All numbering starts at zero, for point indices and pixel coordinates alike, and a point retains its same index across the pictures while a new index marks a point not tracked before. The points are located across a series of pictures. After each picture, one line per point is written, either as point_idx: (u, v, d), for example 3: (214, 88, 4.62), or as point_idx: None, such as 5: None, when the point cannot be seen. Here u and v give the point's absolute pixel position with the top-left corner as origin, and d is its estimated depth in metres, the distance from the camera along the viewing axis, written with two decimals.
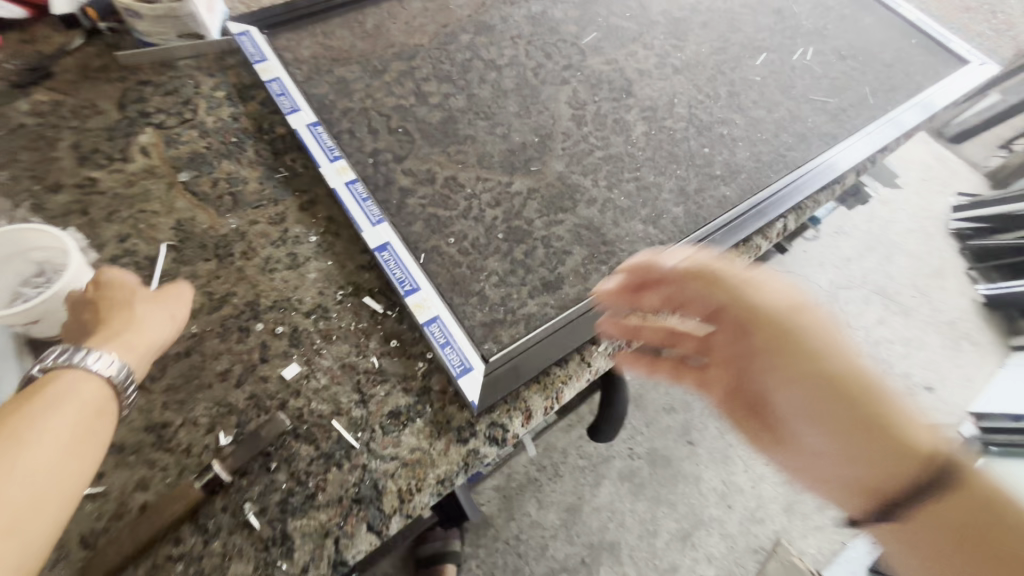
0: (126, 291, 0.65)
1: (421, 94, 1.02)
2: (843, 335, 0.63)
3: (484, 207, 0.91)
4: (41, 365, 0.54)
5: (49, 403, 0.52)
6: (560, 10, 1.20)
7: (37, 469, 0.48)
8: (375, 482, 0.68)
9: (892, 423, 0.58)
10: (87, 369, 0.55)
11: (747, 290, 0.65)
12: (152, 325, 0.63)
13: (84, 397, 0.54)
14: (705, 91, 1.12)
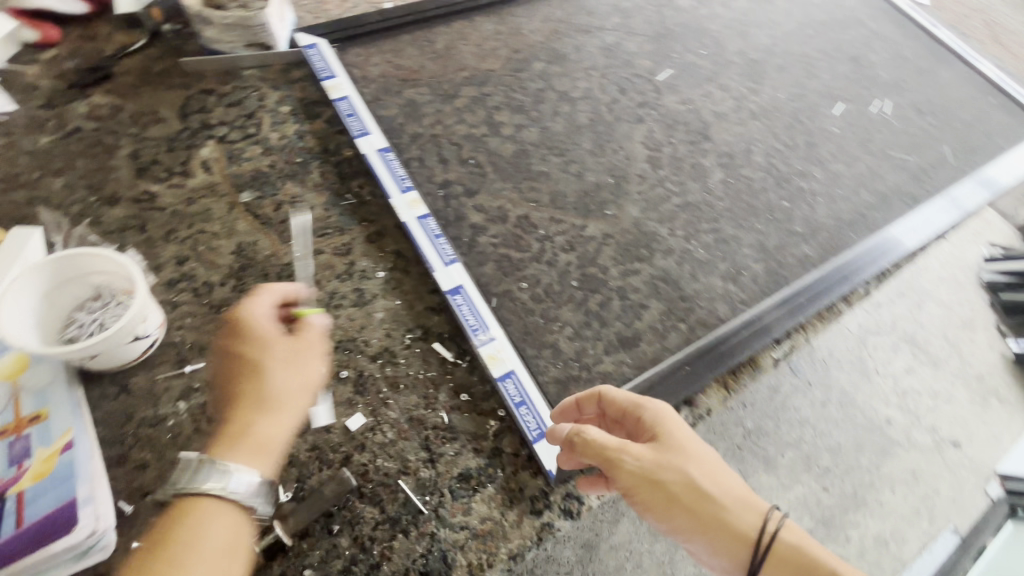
0: (267, 366, 0.58)
1: (493, 123, 0.98)
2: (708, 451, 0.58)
3: (557, 251, 0.86)
4: (178, 489, 0.52)
5: (185, 544, 0.50)
6: (634, 43, 1.15)
7: None
8: (443, 554, 0.63)
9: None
10: (218, 498, 0.52)
11: (681, 449, 0.57)
12: (287, 399, 0.57)
13: (216, 535, 0.51)
14: (782, 140, 1.08)
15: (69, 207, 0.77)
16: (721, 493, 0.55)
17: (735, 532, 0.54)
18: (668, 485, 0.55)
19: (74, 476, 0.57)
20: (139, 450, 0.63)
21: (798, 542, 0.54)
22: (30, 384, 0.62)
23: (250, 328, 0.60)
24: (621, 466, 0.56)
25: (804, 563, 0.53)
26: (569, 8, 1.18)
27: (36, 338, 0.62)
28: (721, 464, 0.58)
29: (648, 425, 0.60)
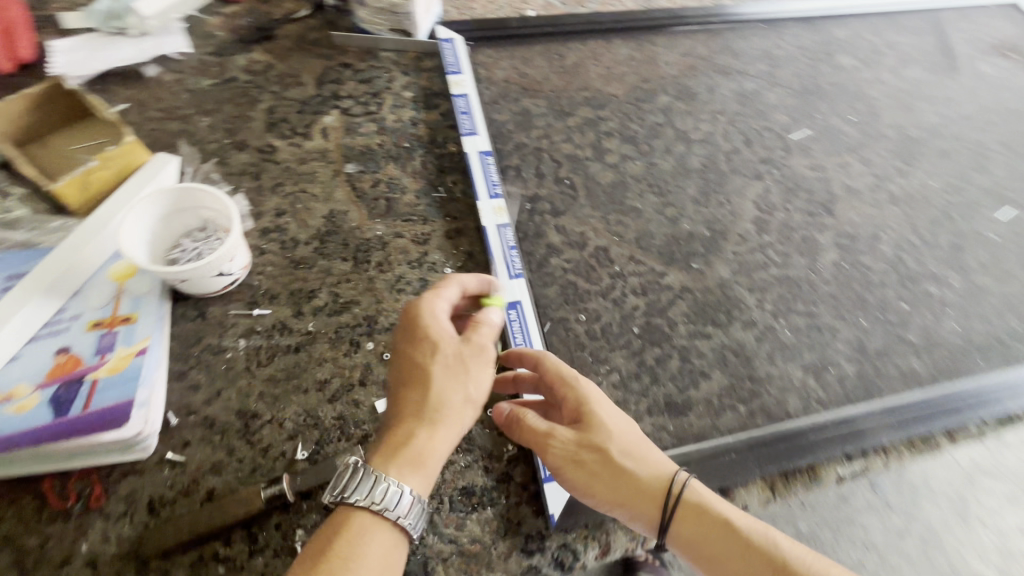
0: (428, 373, 0.60)
1: (600, 148, 0.96)
2: (617, 422, 0.62)
3: (628, 292, 0.83)
4: (333, 498, 0.55)
5: (347, 561, 0.52)
6: (775, 95, 1.07)
7: None
8: (425, 560, 0.62)
9: (753, 551, 0.56)
10: (375, 514, 0.54)
11: (600, 423, 0.61)
12: (445, 414, 0.59)
13: (375, 552, 0.53)
14: (922, 234, 0.94)
15: (205, 144, 0.87)
16: (637, 465, 0.60)
17: (652, 500, 0.59)
18: (590, 457, 0.60)
19: (140, 377, 0.64)
20: (197, 372, 0.70)
21: (704, 503, 0.60)
22: (132, 289, 0.71)
23: (422, 327, 0.63)
24: (551, 441, 0.61)
25: (715, 524, 0.58)
26: (714, 46, 1.12)
27: (149, 253, 0.71)
28: (636, 435, 0.62)
29: (571, 401, 0.63)
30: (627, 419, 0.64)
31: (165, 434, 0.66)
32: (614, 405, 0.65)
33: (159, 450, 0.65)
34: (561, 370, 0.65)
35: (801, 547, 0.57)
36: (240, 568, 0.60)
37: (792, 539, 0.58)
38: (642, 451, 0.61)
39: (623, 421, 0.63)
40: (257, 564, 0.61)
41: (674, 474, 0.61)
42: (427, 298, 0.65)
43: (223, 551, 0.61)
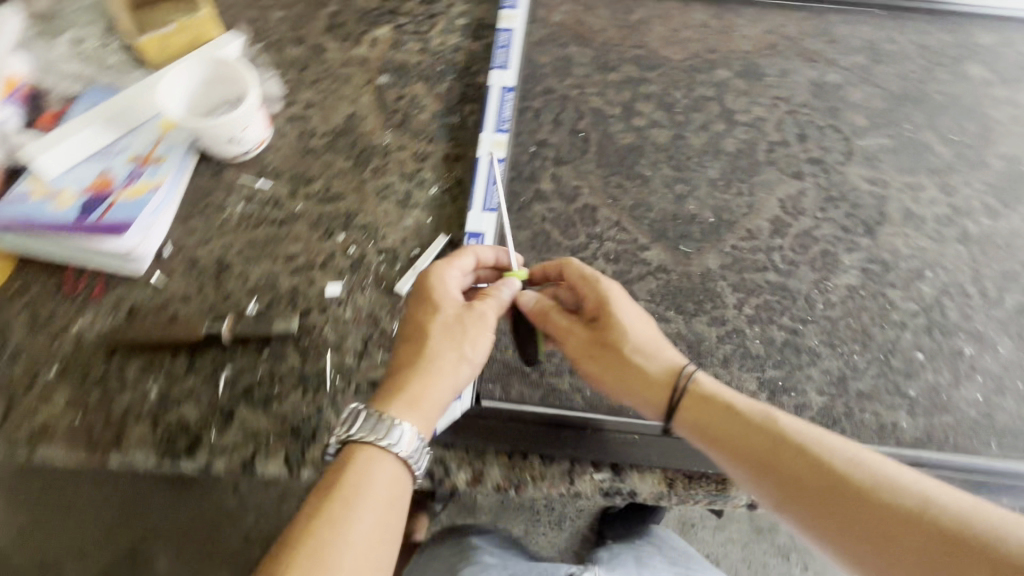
0: (430, 331, 0.67)
1: (630, 109, 0.91)
2: (634, 323, 0.70)
3: (599, 256, 0.80)
4: (336, 438, 0.61)
5: (357, 489, 0.59)
6: (861, 93, 0.93)
7: (361, 549, 0.56)
8: (317, 427, 0.70)
9: (762, 426, 0.62)
10: (382, 449, 0.60)
11: (615, 318, 0.69)
12: (441, 370, 0.64)
13: (382, 480, 0.60)
14: (983, 286, 0.78)
15: (270, 34, 0.97)
16: (647, 356, 0.68)
17: (664, 387, 0.66)
18: (607, 346, 0.69)
19: (147, 206, 0.76)
20: (199, 220, 0.82)
21: (713, 388, 0.66)
22: (170, 138, 0.83)
23: (431, 291, 0.69)
24: (571, 334, 0.70)
25: (722, 405, 0.64)
26: (809, 27, 0.99)
27: (190, 112, 0.83)
28: (649, 329, 0.70)
29: (592, 297, 0.71)
30: (643, 315, 0.71)
31: (160, 261, 0.79)
32: (632, 301, 0.72)
33: (151, 272, 0.78)
34: (585, 270, 0.72)
35: (807, 426, 0.62)
36: (175, 381, 0.72)
37: (797, 419, 0.63)
38: (658, 345, 0.69)
39: (639, 317, 0.70)
40: (187, 382, 0.72)
41: (686, 364, 0.68)
42: (441, 266, 0.70)
43: (168, 363, 0.73)
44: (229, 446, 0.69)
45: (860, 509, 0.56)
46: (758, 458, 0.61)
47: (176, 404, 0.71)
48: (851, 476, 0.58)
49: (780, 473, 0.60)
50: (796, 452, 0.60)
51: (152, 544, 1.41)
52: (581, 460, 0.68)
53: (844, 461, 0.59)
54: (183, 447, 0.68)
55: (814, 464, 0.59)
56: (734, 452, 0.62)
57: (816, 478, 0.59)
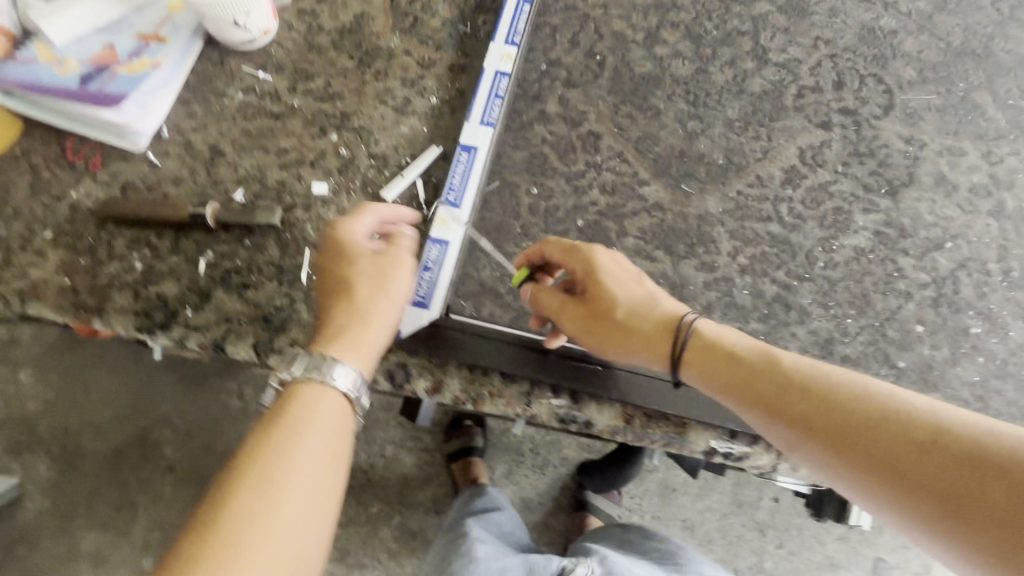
0: (350, 278, 0.63)
1: (654, 36, 0.84)
2: (624, 292, 0.63)
3: (595, 186, 0.77)
4: (279, 381, 0.59)
5: (300, 421, 0.55)
6: (917, 43, 0.83)
7: (305, 481, 0.52)
8: (288, 318, 0.71)
9: (762, 359, 0.57)
10: (320, 383, 0.57)
11: (603, 284, 0.63)
12: (370, 312, 0.62)
13: (326, 418, 0.57)
14: (1007, 266, 0.72)
15: None
16: (643, 322, 0.62)
17: (665, 351, 0.60)
18: (603, 317, 0.62)
19: (143, 83, 0.76)
20: (197, 105, 0.81)
21: (711, 331, 0.60)
22: (176, 19, 0.80)
23: (344, 246, 0.65)
24: (566, 311, 0.64)
25: (721, 346, 0.59)
26: None
27: None
28: (638, 291, 0.63)
29: (577, 266, 0.65)
30: (627, 273, 0.64)
31: (156, 141, 0.79)
32: (615, 260, 0.65)
33: (147, 150, 0.79)
34: (564, 243, 0.66)
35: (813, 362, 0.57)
36: (158, 257, 0.73)
37: (801, 355, 0.58)
38: (652, 301, 0.63)
39: (625, 279, 0.64)
40: (171, 260, 0.73)
41: (680, 314, 0.62)
42: (351, 223, 0.65)
43: (154, 240, 0.74)
44: (203, 325, 0.71)
45: (890, 446, 0.50)
46: (769, 400, 0.55)
47: (158, 279, 0.73)
48: (868, 403, 0.52)
49: (794, 410, 0.54)
50: (806, 383, 0.55)
51: (158, 432, 1.45)
52: (541, 383, 0.68)
53: (859, 389, 0.53)
54: (160, 321, 0.71)
55: (827, 395, 0.53)
56: (744, 395, 0.56)
57: (834, 411, 0.53)
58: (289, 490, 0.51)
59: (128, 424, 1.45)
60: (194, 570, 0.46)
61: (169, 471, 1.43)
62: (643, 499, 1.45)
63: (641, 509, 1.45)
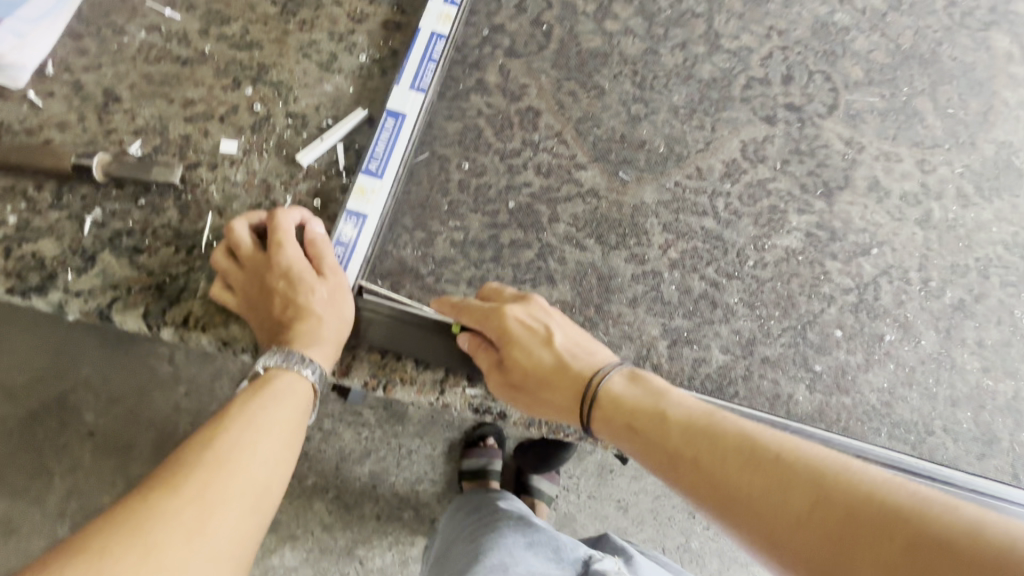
0: (297, 303, 0.60)
1: (605, 10, 0.80)
2: (542, 353, 0.57)
3: (530, 166, 0.73)
4: (263, 364, 0.57)
5: (277, 393, 0.56)
6: (868, 42, 0.82)
7: (268, 451, 0.52)
8: (184, 288, 0.64)
9: (655, 413, 0.52)
10: (297, 374, 0.57)
11: (514, 353, 0.58)
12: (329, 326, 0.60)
13: (302, 390, 0.57)
14: (927, 275, 0.72)
15: None
16: (558, 390, 0.57)
17: (580, 421, 0.56)
18: (521, 388, 0.58)
19: (18, 9, 0.67)
20: (91, 40, 0.72)
21: (614, 383, 0.55)
22: None
23: (283, 279, 0.61)
24: (489, 380, 0.59)
25: (622, 408, 0.53)
26: None
27: None
28: (550, 357, 0.57)
29: (491, 331, 0.59)
30: (536, 335, 0.58)
31: (38, 78, 0.70)
32: (527, 319, 0.59)
33: (27, 88, 0.69)
34: (482, 303, 0.61)
35: (714, 413, 0.51)
36: (36, 212, 0.65)
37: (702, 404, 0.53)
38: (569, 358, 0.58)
39: (533, 343, 0.58)
40: (50, 216, 0.65)
41: (590, 377, 0.56)
42: (279, 257, 0.61)
43: (32, 193, 0.66)
44: (84, 290, 0.63)
45: (775, 512, 0.43)
46: (663, 451, 0.50)
47: (34, 237, 0.64)
48: (753, 459, 0.46)
49: (684, 473, 0.49)
50: (692, 438, 0.49)
51: (80, 397, 1.35)
52: (456, 372, 0.64)
53: (746, 436, 0.48)
54: (33, 283, 0.63)
55: (713, 452, 0.48)
56: (640, 445, 0.52)
57: (718, 474, 0.47)
58: (254, 453, 0.51)
59: (47, 386, 1.35)
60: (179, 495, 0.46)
61: (89, 438, 1.33)
62: (580, 478, 1.48)
63: (578, 488, 1.47)
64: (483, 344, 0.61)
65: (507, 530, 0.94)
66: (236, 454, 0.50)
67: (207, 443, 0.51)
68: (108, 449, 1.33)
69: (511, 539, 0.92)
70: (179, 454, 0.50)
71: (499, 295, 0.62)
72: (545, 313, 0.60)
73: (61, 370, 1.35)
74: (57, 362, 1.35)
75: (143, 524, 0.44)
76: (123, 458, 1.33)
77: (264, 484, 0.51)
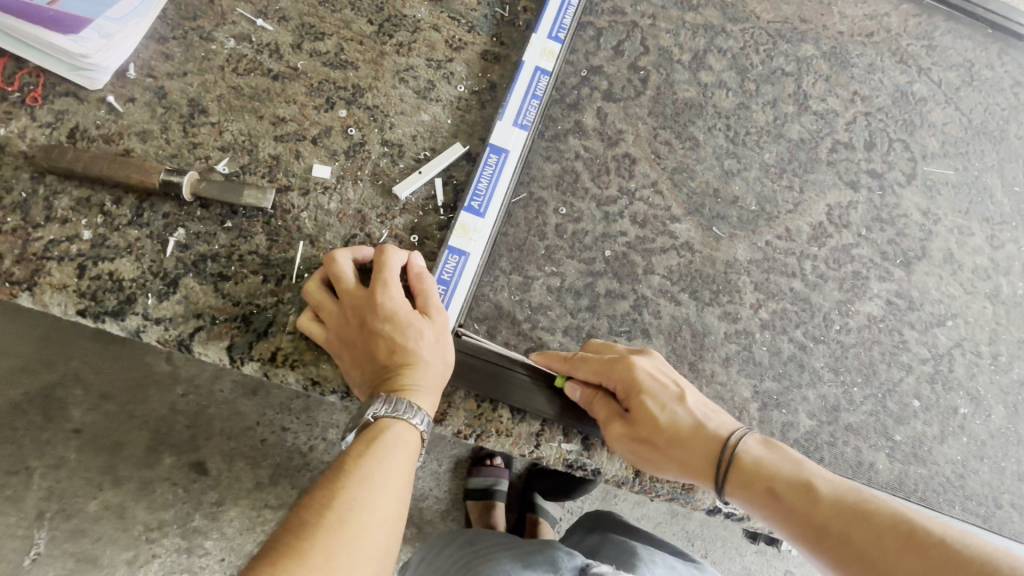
0: (404, 347, 0.55)
1: (701, 59, 0.80)
2: (675, 410, 0.57)
3: (626, 214, 0.72)
4: (372, 412, 0.52)
5: (389, 447, 0.52)
6: (943, 114, 0.84)
7: (385, 512, 0.49)
8: (271, 321, 0.61)
9: (797, 483, 0.52)
10: (407, 425, 0.53)
11: (645, 406, 0.57)
12: (435, 372, 0.56)
13: (411, 442, 0.53)
14: (996, 349, 0.75)
15: None
16: (689, 449, 0.56)
17: (711, 482, 0.55)
18: (648, 442, 0.56)
19: (108, 10, 0.65)
20: (176, 44, 0.67)
21: (753, 451, 0.55)
22: None
23: (388, 320, 0.56)
24: (610, 431, 0.58)
25: (762, 474, 0.54)
26: (913, 25, 0.88)
27: None
28: (685, 415, 0.57)
29: (616, 382, 0.58)
30: (668, 390, 0.58)
31: (117, 80, 0.65)
32: (655, 372, 0.59)
33: (105, 91, 0.64)
34: (603, 354, 0.60)
35: (859, 490, 0.51)
36: (115, 228, 0.61)
37: (845, 479, 0.53)
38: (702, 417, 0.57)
39: (666, 398, 0.57)
40: (130, 233, 0.61)
41: (725, 438, 0.56)
42: (382, 296, 0.56)
43: (110, 207, 0.61)
44: (165, 317, 0.59)
45: None
46: (809, 522, 0.50)
47: (112, 255, 0.60)
48: (912, 544, 0.45)
49: (831, 545, 0.49)
50: (841, 514, 0.49)
51: (70, 391, 1.08)
52: (553, 424, 0.63)
53: (898, 516, 0.47)
54: (109, 306, 0.58)
55: (864, 531, 0.47)
56: (782, 512, 0.52)
57: (870, 552, 0.46)
58: (371, 515, 0.47)
59: (31, 377, 1.07)
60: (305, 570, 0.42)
61: (76, 437, 1.06)
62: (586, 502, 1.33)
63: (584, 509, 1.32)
64: (599, 394, 0.60)
65: (503, 555, 0.82)
66: (357, 515, 0.47)
67: (326, 503, 0.47)
68: (96, 448, 1.06)
69: (506, 564, 0.79)
70: (298, 514, 0.46)
71: (612, 347, 0.62)
72: (668, 368, 0.60)
73: (44, 359, 1.08)
74: (45, 350, 1.08)
75: None
76: (113, 459, 1.06)
77: (381, 547, 0.48)
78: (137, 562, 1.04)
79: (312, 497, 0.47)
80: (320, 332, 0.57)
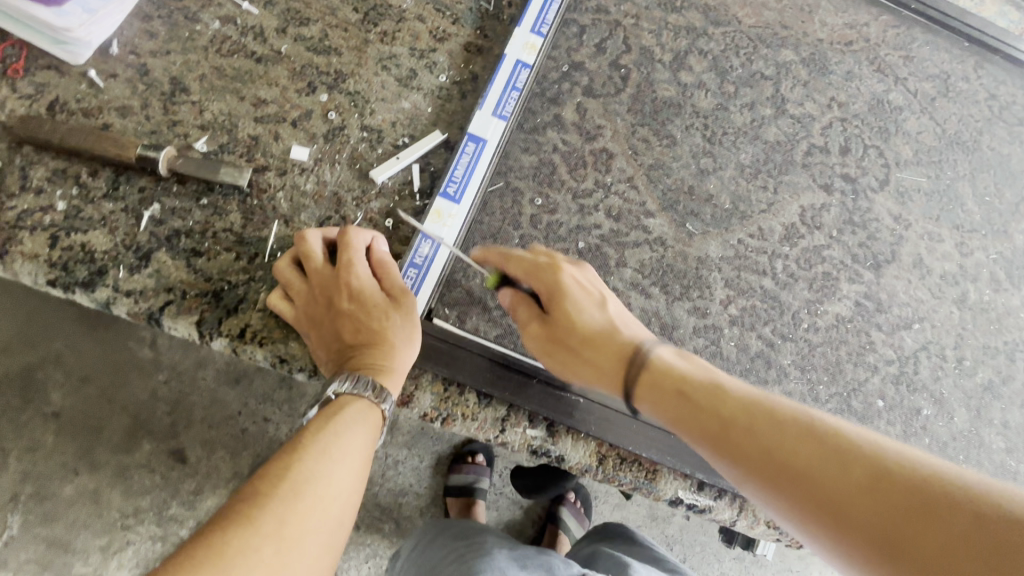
0: (368, 327, 0.56)
1: (681, 60, 0.81)
2: (588, 315, 0.56)
3: (601, 208, 0.73)
4: (334, 388, 0.53)
5: (349, 422, 0.52)
6: (918, 123, 0.86)
7: (342, 484, 0.49)
8: (241, 297, 0.61)
9: (704, 384, 0.50)
10: (369, 403, 0.53)
11: (563, 308, 0.56)
12: (402, 355, 0.57)
13: (373, 419, 0.54)
14: (961, 353, 0.76)
15: None
16: (600, 354, 0.55)
17: (619, 386, 0.54)
18: (562, 343, 0.56)
19: None
20: (161, 23, 0.68)
21: (666, 358, 0.53)
22: None
23: (353, 298, 0.57)
24: (528, 333, 0.58)
25: (670, 374, 0.52)
26: (892, 35, 0.89)
27: None
28: (599, 318, 0.56)
29: (541, 285, 0.58)
30: (591, 297, 0.57)
31: (99, 58, 0.65)
32: (580, 280, 0.59)
33: (87, 67, 0.65)
34: (536, 257, 0.60)
35: (777, 398, 0.48)
36: (90, 200, 0.61)
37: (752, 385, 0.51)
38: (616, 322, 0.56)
39: (587, 304, 0.57)
40: (104, 206, 0.61)
41: (638, 341, 0.55)
42: (348, 276, 0.57)
43: (86, 179, 0.62)
44: (135, 290, 0.59)
45: (833, 482, 0.41)
46: (712, 417, 0.48)
47: (85, 226, 0.60)
48: (807, 436, 0.44)
49: (747, 452, 0.45)
50: (745, 409, 0.47)
51: (46, 371, 1.07)
52: (518, 409, 0.63)
53: (799, 414, 0.46)
54: (79, 277, 0.59)
55: (766, 424, 0.45)
56: (684, 413, 0.49)
57: (776, 452, 0.44)
58: (327, 487, 0.48)
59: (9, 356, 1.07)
60: (257, 535, 0.43)
61: (51, 417, 1.06)
62: None
63: None
64: (525, 296, 0.60)
65: (500, 552, 0.81)
66: (314, 486, 0.47)
67: (283, 473, 0.47)
68: (70, 429, 1.06)
69: (502, 562, 0.79)
70: (254, 481, 0.47)
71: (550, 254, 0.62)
72: (597, 281, 0.60)
73: (19, 337, 1.07)
74: (20, 328, 1.07)
75: (226, 562, 0.40)
76: (88, 442, 1.06)
77: (336, 518, 0.48)
78: (109, 548, 1.04)
79: (269, 466, 0.48)
80: (289, 310, 0.58)
